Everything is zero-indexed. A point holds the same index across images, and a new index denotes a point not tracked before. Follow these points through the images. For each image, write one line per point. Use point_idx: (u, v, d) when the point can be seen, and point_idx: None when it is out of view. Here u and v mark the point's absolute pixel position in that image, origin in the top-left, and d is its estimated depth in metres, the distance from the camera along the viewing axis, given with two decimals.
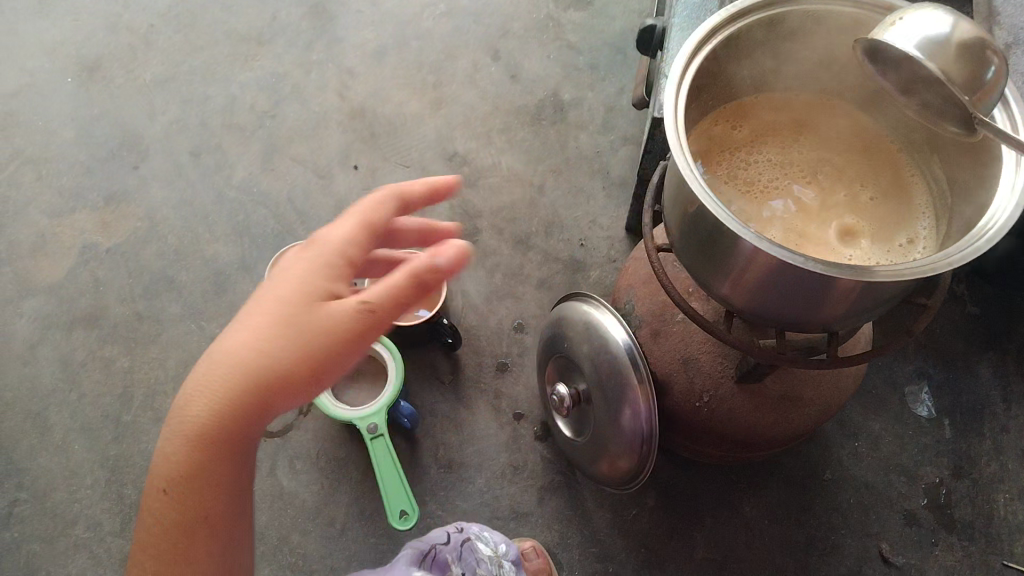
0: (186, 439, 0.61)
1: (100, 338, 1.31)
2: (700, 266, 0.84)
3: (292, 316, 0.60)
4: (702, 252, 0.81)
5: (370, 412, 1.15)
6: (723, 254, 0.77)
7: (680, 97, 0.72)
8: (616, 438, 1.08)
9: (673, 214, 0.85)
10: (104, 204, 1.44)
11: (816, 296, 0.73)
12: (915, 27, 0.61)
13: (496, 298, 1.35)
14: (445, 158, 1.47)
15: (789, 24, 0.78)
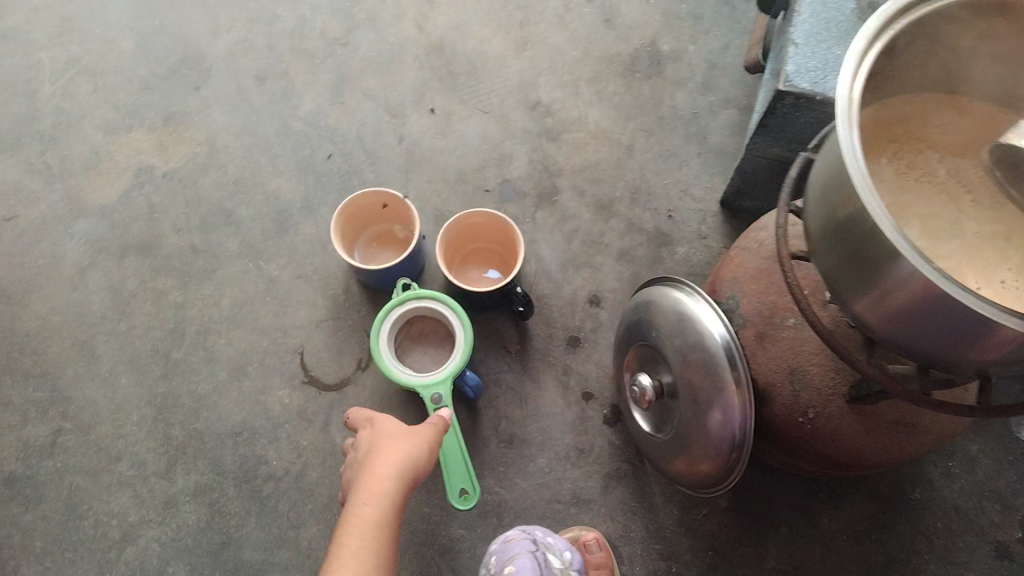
0: (390, 484, 0.82)
1: (152, 268, 1.24)
2: (838, 282, 0.74)
3: (416, 430, 0.91)
4: (845, 264, 0.71)
5: (435, 380, 1.05)
6: (870, 274, 0.67)
7: (862, 77, 0.63)
8: (700, 440, 1.01)
9: (812, 213, 0.75)
10: (163, 125, 1.35)
11: (974, 339, 0.63)
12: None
13: (572, 267, 1.26)
14: (528, 105, 1.36)
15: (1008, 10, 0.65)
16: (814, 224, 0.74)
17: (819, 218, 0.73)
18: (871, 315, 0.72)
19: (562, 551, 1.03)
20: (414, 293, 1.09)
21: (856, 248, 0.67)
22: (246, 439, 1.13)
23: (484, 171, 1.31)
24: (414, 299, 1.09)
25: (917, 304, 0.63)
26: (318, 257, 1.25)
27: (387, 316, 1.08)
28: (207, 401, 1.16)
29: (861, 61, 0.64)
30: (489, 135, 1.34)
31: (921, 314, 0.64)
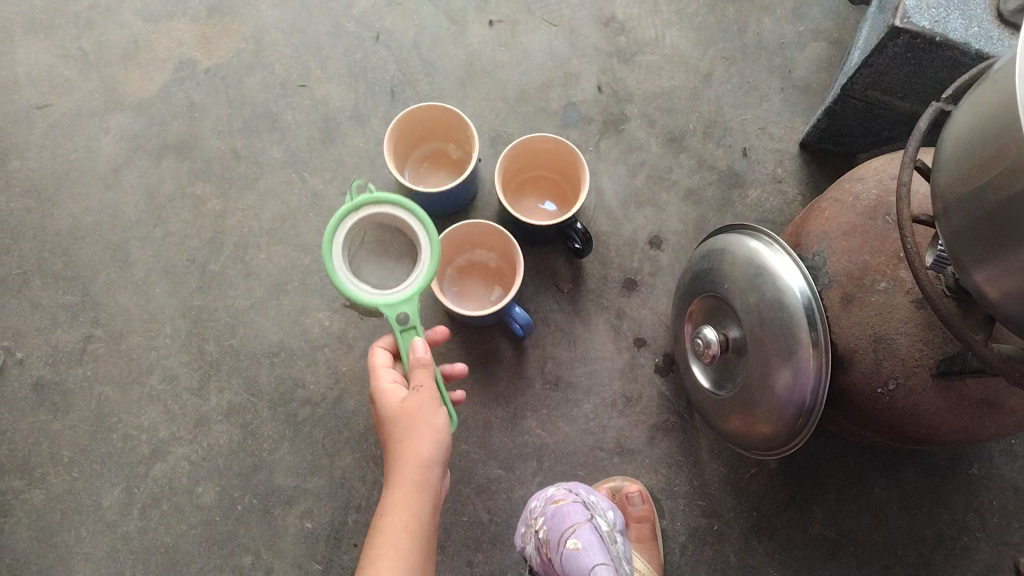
0: (407, 514, 0.71)
1: (191, 172, 1.17)
2: (963, 252, 0.66)
3: (410, 435, 0.74)
4: (976, 231, 0.63)
5: (397, 298, 0.77)
6: (1007, 241, 0.59)
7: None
8: (762, 402, 0.94)
9: (944, 171, 0.67)
10: (207, 15, 1.25)
11: None
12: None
13: (635, 204, 1.17)
14: (601, 21, 1.25)
15: None
16: (948, 183, 0.66)
17: (955, 177, 0.65)
18: (995, 293, 0.64)
19: (608, 515, 0.97)
20: (370, 198, 0.76)
21: (999, 210, 0.59)
22: (283, 360, 1.09)
23: (548, 91, 1.21)
24: (371, 206, 0.77)
25: None
26: (366, 173, 1.17)
27: (339, 220, 0.76)
28: (244, 317, 1.11)
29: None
30: (556, 51, 1.23)
31: None
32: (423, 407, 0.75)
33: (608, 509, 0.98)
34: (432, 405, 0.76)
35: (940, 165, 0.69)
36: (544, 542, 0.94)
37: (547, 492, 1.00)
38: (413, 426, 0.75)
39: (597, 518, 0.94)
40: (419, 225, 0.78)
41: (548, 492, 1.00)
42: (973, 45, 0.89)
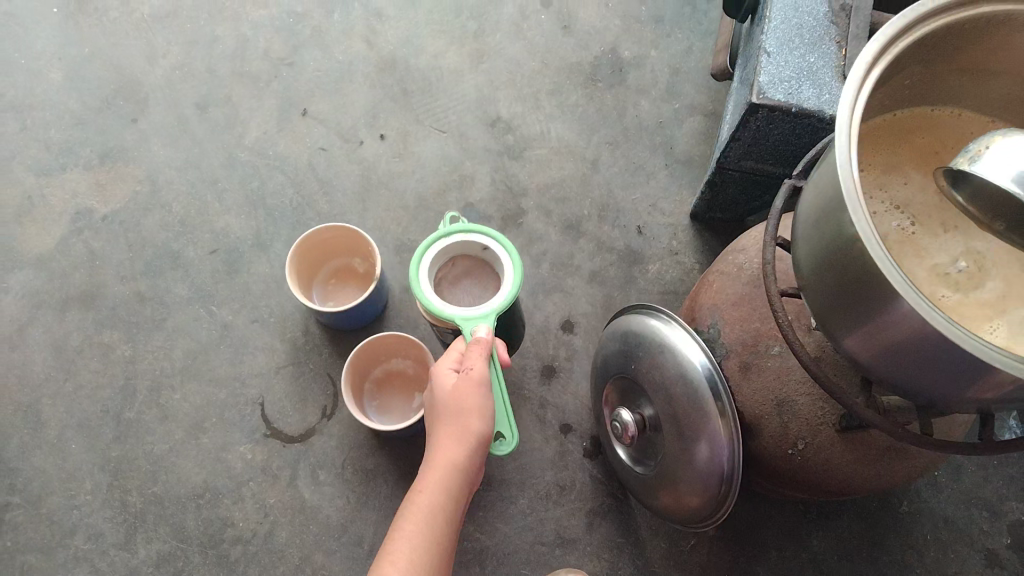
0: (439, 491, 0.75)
1: (98, 322, 1.17)
2: (831, 321, 0.69)
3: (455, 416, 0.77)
4: (838, 299, 0.66)
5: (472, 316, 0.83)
6: (868, 308, 0.61)
7: (864, 93, 0.59)
8: (686, 476, 0.95)
9: (801, 244, 0.70)
10: (98, 161, 1.26)
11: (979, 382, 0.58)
12: (1004, 161, 0.54)
13: (543, 292, 1.20)
14: (487, 122, 1.30)
15: (971, 28, 0.63)
16: (806, 255, 0.69)
17: (811, 249, 0.68)
18: (867, 356, 0.67)
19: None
20: (468, 225, 0.88)
21: (853, 284, 0.62)
22: (209, 501, 1.08)
23: (444, 194, 1.25)
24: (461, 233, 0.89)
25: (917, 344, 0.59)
26: (275, 299, 1.18)
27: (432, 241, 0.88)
28: (165, 463, 1.10)
29: (867, 80, 0.60)
30: (448, 155, 1.27)
31: (922, 353, 0.59)
32: (467, 391, 0.77)
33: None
34: (476, 391, 0.77)
35: (797, 241, 0.71)
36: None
37: None
38: (460, 403, 0.77)
39: None
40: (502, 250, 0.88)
41: None
42: (827, 111, 0.94)
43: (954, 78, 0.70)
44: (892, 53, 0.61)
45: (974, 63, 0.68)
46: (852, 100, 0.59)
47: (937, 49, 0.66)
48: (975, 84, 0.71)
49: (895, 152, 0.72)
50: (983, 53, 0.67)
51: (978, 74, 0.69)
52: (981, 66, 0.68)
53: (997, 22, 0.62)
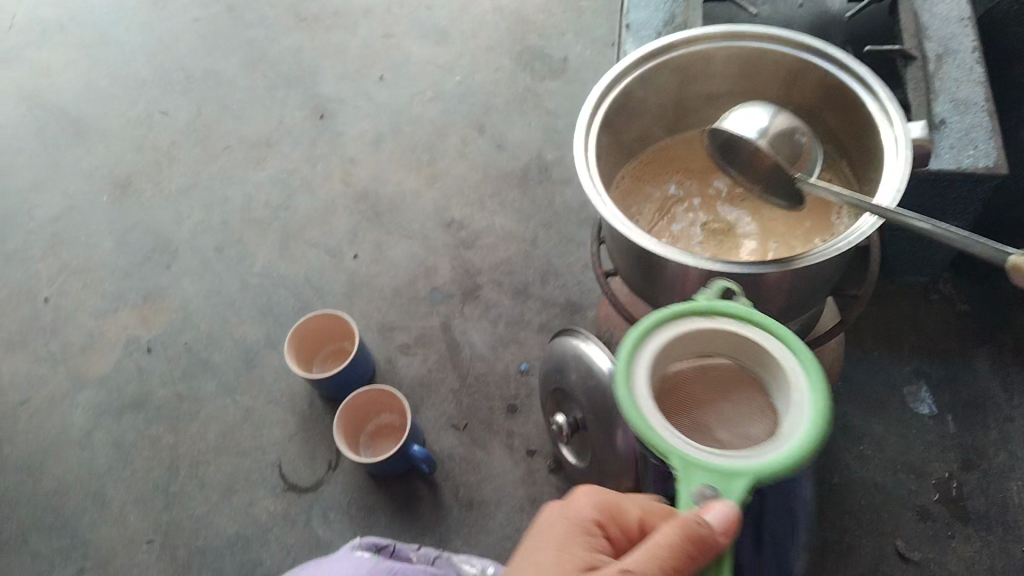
0: None
1: (146, 419, 1.43)
2: (655, 293, 0.95)
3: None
4: (646, 275, 0.92)
5: (718, 471, 0.58)
6: (658, 271, 0.87)
7: (593, 130, 0.89)
8: (612, 459, 1.17)
9: (617, 250, 0.96)
10: (143, 301, 1.59)
11: (747, 293, 0.84)
12: (745, 118, 0.90)
13: (501, 346, 1.46)
14: (444, 224, 1.61)
15: (652, 82, 0.98)
16: (619, 254, 0.96)
17: (618, 249, 0.95)
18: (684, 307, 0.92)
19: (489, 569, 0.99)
20: (753, 313, 0.64)
21: (645, 260, 0.88)
22: (242, 547, 1.28)
23: (415, 284, 1.54)
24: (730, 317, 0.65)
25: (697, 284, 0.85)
26: (285, 382, 1.45)
27: (681, 315, 0.65)
28: (204, 521, 1.31)
29: (595, 117, 0.91)
30: (416, 255, 1.58)
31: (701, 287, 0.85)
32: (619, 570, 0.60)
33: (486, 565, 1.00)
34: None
35: (613, 250, 0.97)
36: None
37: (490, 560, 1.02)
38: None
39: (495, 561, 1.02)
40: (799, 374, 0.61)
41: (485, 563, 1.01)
42: None
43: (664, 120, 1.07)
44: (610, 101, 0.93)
45: (690, 86, 1.03)
46: (587, 135, 0.89)
47: (656, 83, 0.99)
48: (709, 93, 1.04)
49: (647, 179, 1.09)
50: (673, 96, 1.04)
51: (673, 111, 1.06)
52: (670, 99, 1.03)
53: (660, 75, 0.98)
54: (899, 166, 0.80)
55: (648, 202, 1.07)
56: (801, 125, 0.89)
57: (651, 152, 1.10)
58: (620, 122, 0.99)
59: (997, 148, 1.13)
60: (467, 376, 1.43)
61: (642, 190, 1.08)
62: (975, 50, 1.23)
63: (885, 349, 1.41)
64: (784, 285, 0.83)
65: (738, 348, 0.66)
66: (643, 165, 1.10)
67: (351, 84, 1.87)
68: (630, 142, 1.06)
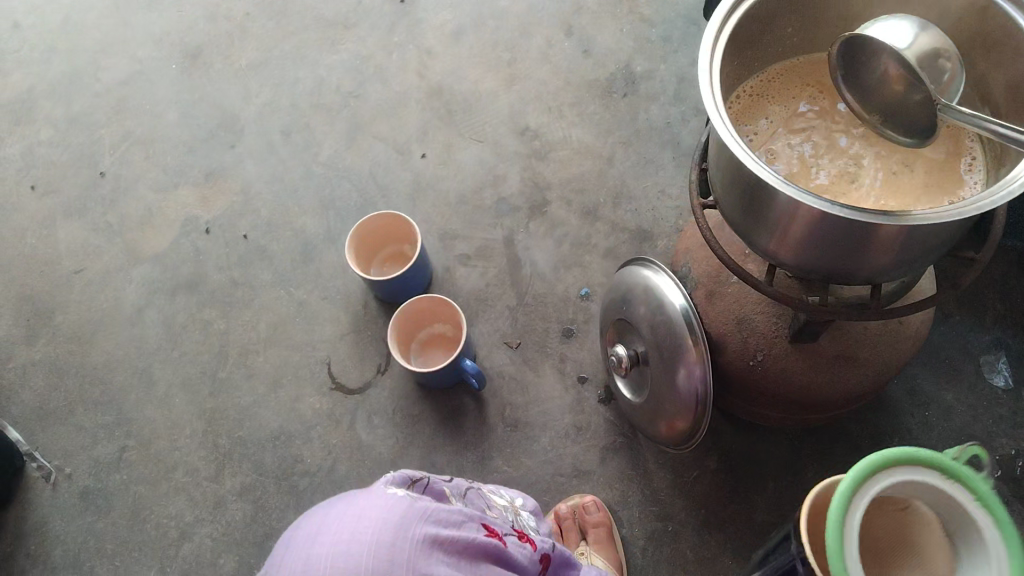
0: None
1: (199, 302, 1.42)
2: (753, 233, 0.86)
3: None
4: (748, 211, 0.83)
5: None
6: (765, 208, 0.79)
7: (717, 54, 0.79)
8: (671, 398, 1.11)
9: (719, 179, 0.87)
10: (204, 180, 1.55)
11: (859, 244, 0.76)
12: (887, 31, 0.70)
13: (564, 267, 1.39)
14: (518, 131, 1.53)
15: None
16: (720, 183, 0.88)
17: (722, 178, 0.86)
18: (784, 251, 0.83)
19: (518, 500, 1.05)
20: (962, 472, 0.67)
21: (752, 195, 0.80)
22: (283, 442, 1.28)
23: (481, 192, 1.48)
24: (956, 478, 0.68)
25: (809, 227, 0.77)
26: (339, 280, 1.41)
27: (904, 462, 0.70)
28: (249, 411, 1.31)
29: (721, 34, 0.81)
30: (485, 161, 1.51)
31: (812, 229, 0.77)
32: None
33: (515, 496, 1.07)
34: None
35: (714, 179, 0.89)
36: (489, 531, 0.83)
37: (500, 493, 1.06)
38: None
39: (509, 495, 1.06)
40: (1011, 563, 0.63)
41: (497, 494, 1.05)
42: None
43: (799, 33, 0.92)
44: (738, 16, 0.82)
45: None
46: (709, 53, 0.79)
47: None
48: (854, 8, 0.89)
49: (769, 99, 0.95)
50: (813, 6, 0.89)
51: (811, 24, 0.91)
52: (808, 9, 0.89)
53: None
54: None
55: (767, 120, 0.93)
56: (950, 47, 0.69)
57: (779, 69, 0.95)
58: (746, 36, 0.87)
59: None
60: (525, 294, 1.38)
61: (761, 108, 0.94)
62: None
63: (968, 314, 1.30)
64: (902, 239, 0.75)
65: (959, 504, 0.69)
66: (766, 80, 0.95)
67: None
68: (756, 55, 0.92)
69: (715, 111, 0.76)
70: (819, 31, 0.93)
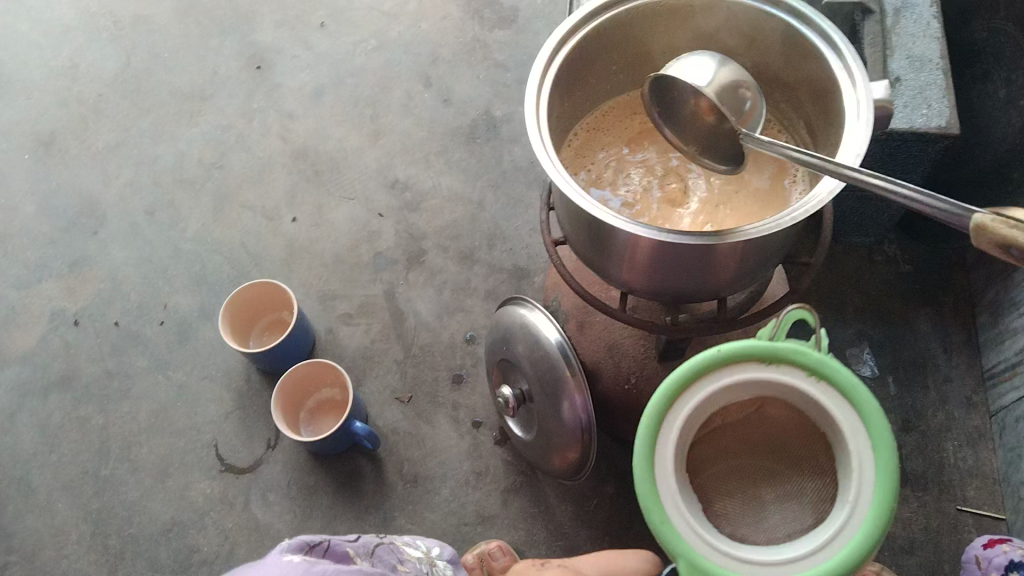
0: None
1: (74, 399, 1.37)
2: (602, 266, 0.87)
3: None
4: (592, 245, 0.84)
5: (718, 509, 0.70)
6: (606, 242, 0.80)
7: (546, 90, 0.81)
8: (559, 431, 1.12)
9: (564, 215, 0.88)
10: (69, 270, 1.50)
11: (698, 265, 0.78)
12: (693, 68, 0.79)
13: (447, 314, 1.40)
14: (387, 185, 1.54)
15: (613, 32, 0.88)
16: (564, 220, 0.88)
17: (564, 214, 0.87)
18: (632, 278, 0.85)
19: (435, 549, 1.05)
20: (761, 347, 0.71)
21: (592, 230, 0.81)
22: (177, 532, 1.24)
23: (357, 250, 1.48)
24: (790, 364, 0.71)
25: (649, 256, 0.78)
26: (220, 357, 1.38)
27: (733, 356, 0.71)
28: (138, 506, 1.27)
29: (547, 72, 0.82)
30: (358, 218, 1.51)
31: (652, 258, 0.78)
32: None
33: (432, 545, 1.06)
34: None
35: (561, 217, 0.89)
36: None
37: (415, 540, 1.05)
38: None
39: (425, 545, 1.05)
40: (869, 454, 0.65)
41: (412, 543, 1.05)
42: None
43: (623, 74, 0.98)
44: (564, 56, 0.84)
45: (651, 39, 0.93)
46: (536, 90, 0.80)
47: (612, 34, 0.89)
48: (675, 44, 0.93)
49: (602, 136, 1.00)
50: (634, 50, 0.94)
51: (635, 65, 0.97)
52: (630, 52, 0.94)
53: (620, 27, 0.88)
54: (861, 131, 0.72)
55: (604, 152, 0.99)
56: (746, 80, 0.79)
57: (608, 107, 1.01)
58: (574, 75, 0.89)
59: (951, 107, 1.08)
60: (411, 346, 1.38)
61: (598, 141, 1.00)
62: (933, 5, 1.16)
63: (829, 311, 1.36)
64: (737, 256, 0.77)
65: (802, 398, 0.71)
66: (601, 116, 1.01)
67: (290, 32, 1.76)
68: (587, 96, 0.96)
69: (543, 149, 0.76)
70: (645, 69, 0.98)
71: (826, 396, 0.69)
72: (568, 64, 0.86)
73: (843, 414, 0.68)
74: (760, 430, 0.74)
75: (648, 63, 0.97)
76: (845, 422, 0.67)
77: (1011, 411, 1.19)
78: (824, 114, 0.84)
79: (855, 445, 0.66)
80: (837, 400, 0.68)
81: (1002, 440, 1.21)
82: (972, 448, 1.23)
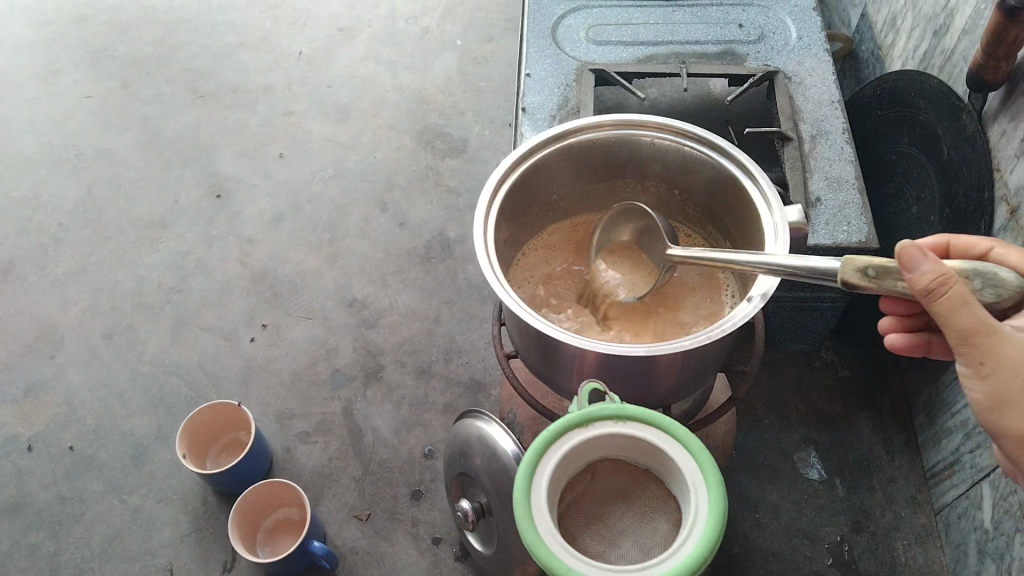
0: None
1: (24, 526, 1.34)
2: (552, 377, 0.92)
3: None
4: (543, 358, 0.89)
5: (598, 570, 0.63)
6: (554, 355, 0.85)
7: (492, 213, 0.88)
8: (518, 542, 1.13)
9: (514, 330, 0.93)
10: (24, 396, 1.50)
11: (641, 373, 0.83)
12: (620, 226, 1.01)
13: (405, 429, 1.42)
14: (345, 304, 1.59)
15: (553, 162, 0.97)
16: (515, 334, 0.93)
17: (515, 328, 0.92)
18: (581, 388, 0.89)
19: None
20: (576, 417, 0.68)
21: (541, 344, 0.86)
22: None
23: (315, 367, 1.51)
24: (601, 422, 0.68)
25: (595, 367, 0.83)
26: (178, 478, 1.38)
27: (561, 432, 0.67)
28: None
29: (494, 199, 0.89)
30: (316, 337, 1.54)
31: (597, 368, 0.83)
32: None
33: None
34: None
35: (512, 332, 0.94)
36: None
37: None
38: None
39: None
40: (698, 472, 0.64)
41: None
42: None
43: (562, 202, 1.06)
44: (508, 184, 0.91)
45: (586, 169, 1.02)
46: (484, 214, 0.87)
47: (550, 167, 0.97)
48: (608, 173, 1.03)
49: (544, 256, 1.08)
50: (573, 178, 1.03)
51: (572, 194, 1.06)
52: (568, 182, 1.03)
53: (558, 159, 0.97)
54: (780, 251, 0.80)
55: (548, 272, 1.06)
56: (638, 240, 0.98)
57: (551, 231, 1.09)
58: (518, 203, 0.97)
59: (868, 224, 1.17)
60: (369, 462, 1.39)
61: (542, 262, 1.07)
62: (844, 132, 1.29)
63: (774, 417, 1.42)
64: (678, 365, 0.83)
65: (625, 447, 0.68)
66: (545, 239, 1.09)
67: (250, 162, 1.84)
68: (530, 221, 1.04)
69: (492, 271, 0.82)
70: (582, 197, 1.07)
71: (639, 431, 0.67)
72: (514, 190, 0.93)
73: (665, 444, 0.66)
74: (599, 493, 0.70)
75: (584, 190, 1.06)
76: (666, 448, 0.65)
77: (953, 507, 1.23)
78: (746, 231, 0.93)
79: (684, 467, 0.64)
80: (652, 432, 0.67)
81: (948, 538, 1.24)
82: (921, 547, 1.26)
